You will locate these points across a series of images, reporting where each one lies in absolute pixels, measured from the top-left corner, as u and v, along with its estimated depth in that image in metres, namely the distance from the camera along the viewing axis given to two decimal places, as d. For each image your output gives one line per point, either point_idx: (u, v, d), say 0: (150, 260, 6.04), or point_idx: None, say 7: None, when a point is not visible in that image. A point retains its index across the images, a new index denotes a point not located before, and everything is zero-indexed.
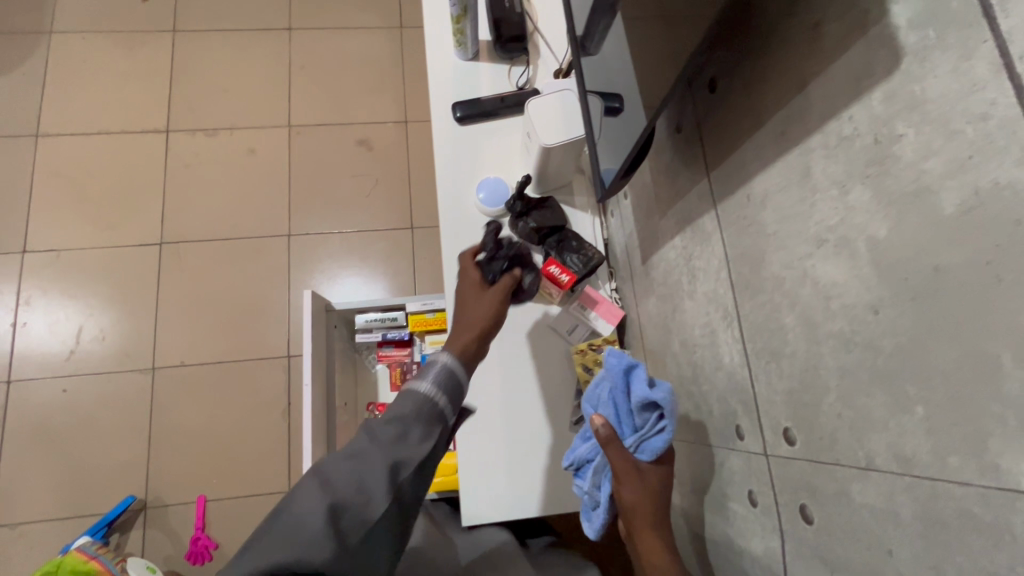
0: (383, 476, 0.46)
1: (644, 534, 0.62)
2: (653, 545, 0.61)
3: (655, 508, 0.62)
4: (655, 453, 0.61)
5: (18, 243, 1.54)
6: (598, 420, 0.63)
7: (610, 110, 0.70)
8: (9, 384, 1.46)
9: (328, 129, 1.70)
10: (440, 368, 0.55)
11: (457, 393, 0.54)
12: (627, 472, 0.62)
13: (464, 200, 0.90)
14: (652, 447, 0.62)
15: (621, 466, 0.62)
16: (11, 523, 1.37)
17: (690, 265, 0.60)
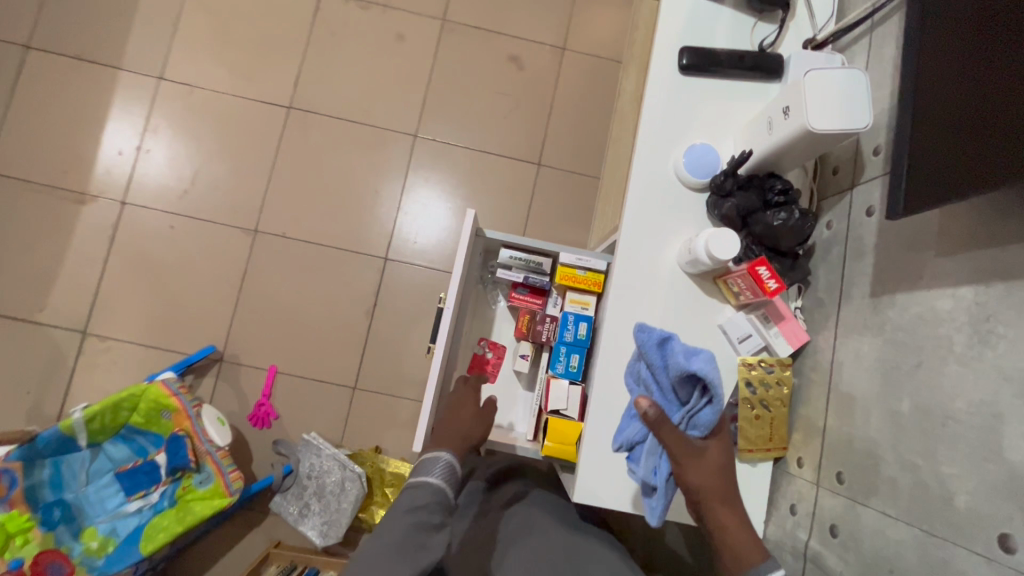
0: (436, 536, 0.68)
1: (713, 508, 0.65)
2: (726, 518, 0.65)
3: (721, 482, 0.65)
4: (706, 426, 0.64)
5: (157, 67, 1.52)
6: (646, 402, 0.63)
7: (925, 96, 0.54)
8: (123, 205, 1.48)
9: (482, 34, 1.57)
10: (446, 462, 0.74)
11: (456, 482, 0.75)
12: (686, 455, 0.64)
13: (661, 161, 0.80)
14: (704, 421, 0.64)
15: (678, 451, 0.64)
16: (101, 336, 1.43)
17: (980, 328, 0.50)
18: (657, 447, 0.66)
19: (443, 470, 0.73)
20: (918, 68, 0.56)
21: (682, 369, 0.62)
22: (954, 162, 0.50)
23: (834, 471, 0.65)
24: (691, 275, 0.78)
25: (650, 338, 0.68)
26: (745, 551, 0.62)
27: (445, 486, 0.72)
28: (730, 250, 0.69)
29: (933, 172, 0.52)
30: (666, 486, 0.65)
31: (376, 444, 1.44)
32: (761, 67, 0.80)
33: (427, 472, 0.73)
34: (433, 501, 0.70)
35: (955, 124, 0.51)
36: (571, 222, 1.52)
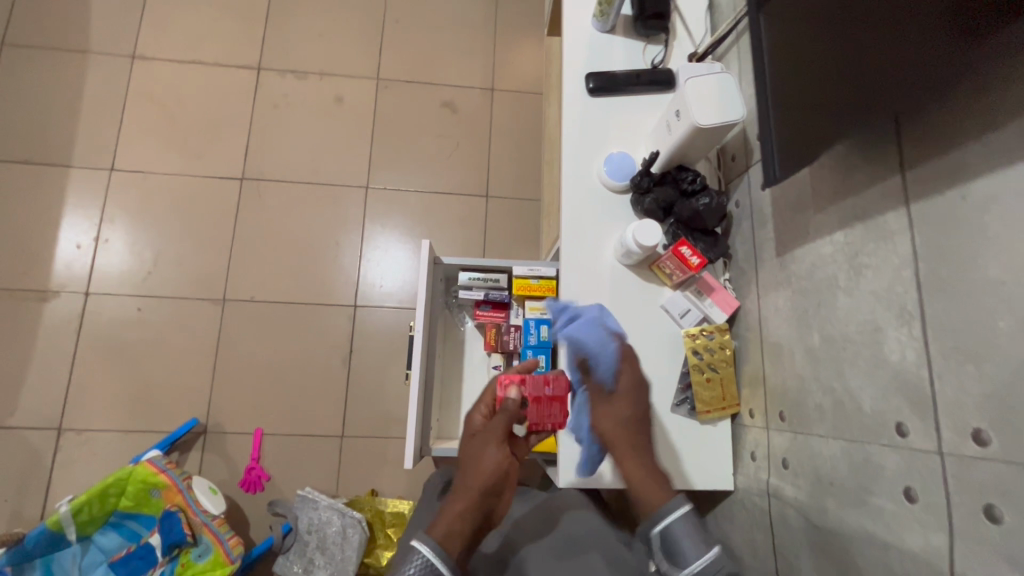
0: None
1: (623, 459, 0.67)
2: (631, 468, 0.65)
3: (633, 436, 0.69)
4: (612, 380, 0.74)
5: (107, 160, 1.57)
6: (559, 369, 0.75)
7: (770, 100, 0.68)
8: (87, 295, 1.50)
9: (415, 86, 1.70)
10: (422, 561, 0.56)
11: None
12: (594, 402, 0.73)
13: (586, 172, 0.90)
14: (609, 373, 0.75)
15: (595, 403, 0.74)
16: (77, 429, 1.42)
17: (853, 261, 0.60)
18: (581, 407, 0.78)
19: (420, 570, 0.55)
20: (761, 67, 0.70)
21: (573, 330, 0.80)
22: (801, 125, 0.62)
23: (778, 412, 0.73)
24: (630, 266, 0.87)
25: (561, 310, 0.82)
26: (656, 499, 0.62)
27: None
28: (654, 238, 0.79)
29: (791, 138, 0.64)
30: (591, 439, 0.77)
31: (372, 488, 1.46)
32: (656, 82, 0.92)
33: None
34: None
35: (797, 99, 0.64)
36: (526, 243, 1.62)
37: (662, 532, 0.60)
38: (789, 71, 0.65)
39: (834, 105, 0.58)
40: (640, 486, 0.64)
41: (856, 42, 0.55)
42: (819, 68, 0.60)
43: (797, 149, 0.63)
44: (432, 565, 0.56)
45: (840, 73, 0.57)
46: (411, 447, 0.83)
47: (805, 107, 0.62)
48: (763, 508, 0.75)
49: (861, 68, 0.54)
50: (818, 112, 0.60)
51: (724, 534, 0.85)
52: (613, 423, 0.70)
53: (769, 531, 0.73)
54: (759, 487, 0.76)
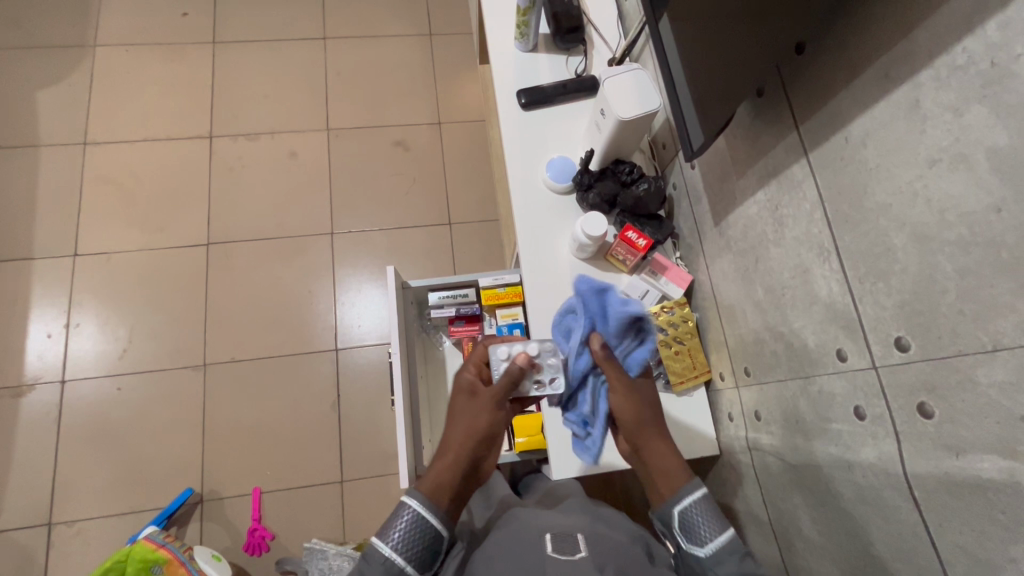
0: None
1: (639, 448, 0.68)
2: (649, 455, 0.67)
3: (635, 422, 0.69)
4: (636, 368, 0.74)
5: (69, 246, 1.58)
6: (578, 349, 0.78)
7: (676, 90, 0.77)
8: (64, 382, 1.48)
9: (364, 131, 1.76)
10: (411, 514, 0.65)
11: (422, 532, 0.65)
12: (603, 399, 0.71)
13: (532, 179, 0.96)
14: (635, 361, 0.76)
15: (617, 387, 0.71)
16: (69, 520, 1.39)
17: (776, 215, 0.66)
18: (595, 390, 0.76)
19: (410, 522, 0.65)
20: (669, 66, 0.78)
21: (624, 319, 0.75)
22: (703, 105, 0.70)
23: (742, 368, 0.78)
24: (586, 259, 0.92)
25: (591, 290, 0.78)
26: (675, 481, 0.65)
27: (398, 556, 0.63)
28: (601, 227, 0.85)
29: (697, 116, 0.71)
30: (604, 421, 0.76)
31: (379, 527, 1.44)
32: (582, 89, 1.00)
33: (386, 532, 0.65)
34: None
35: (698, 86, 0.72)
36: (494, 261, 1.67)
37: (681, 515, 0.64)
38: (689, 62, 0.73)
39: (726, 83, 0.65)
40: (661, 467, 0.67)
41: (736, 29, 0.63)
42: (708, 61, 0.69)
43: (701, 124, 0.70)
44: (420, 515, 0.65)
45: (727, 57, 0.65)
46: (405, 467, 0.84)
47: (706, 89, 0.70)
48: (748, 464, 0.78)
49: (743, 49, 0.62)
50: (715, 91, 0.67)
51: (723, 497, 0.88)
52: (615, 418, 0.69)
53: (758, 484, 0.76)
54: (741, 444, 0.79)
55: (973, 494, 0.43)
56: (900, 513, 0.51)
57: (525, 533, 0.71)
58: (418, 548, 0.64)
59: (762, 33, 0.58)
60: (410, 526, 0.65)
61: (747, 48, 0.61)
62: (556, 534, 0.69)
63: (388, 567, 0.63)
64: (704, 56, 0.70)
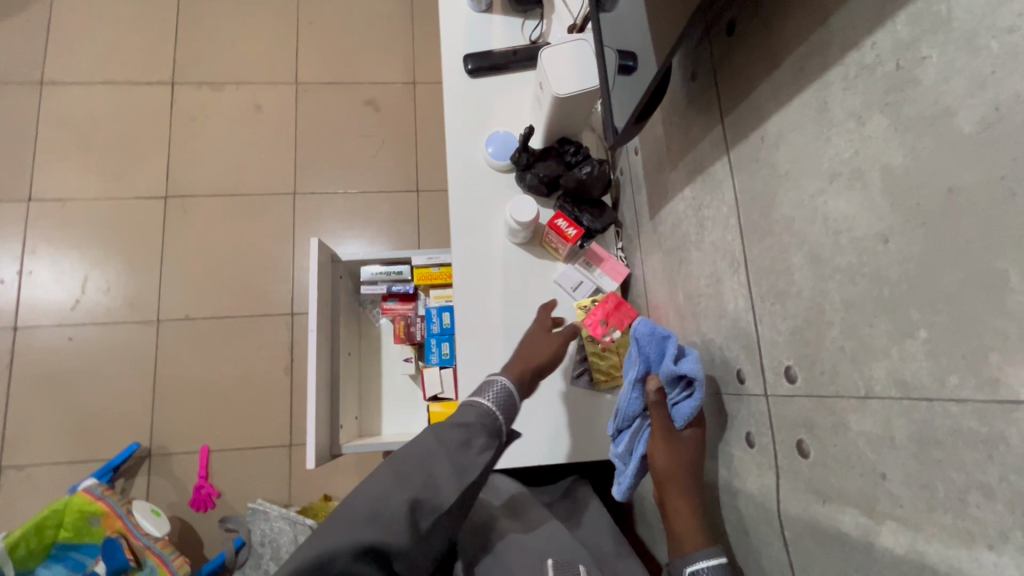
0: (474, 452, 0.58)
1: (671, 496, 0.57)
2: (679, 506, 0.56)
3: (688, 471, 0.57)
4: (686, 420, 0.57)
5: (23, 191, 1.54)
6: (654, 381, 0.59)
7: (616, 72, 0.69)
8: (16, 329, 1.47)
9: (335, 87, 1.68)
10: (500, 390, 0.64)
11: (510, 412, 0.64)
12: (657, 432, 0.58)
13: (471, 154, 0.90)
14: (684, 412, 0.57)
15: (658, 436, 0.58)
16: (18, 465, 1.40)
17: (699, 215, 0.60)
18: (639, 432, 0.62)
19: (500, 395, 0.63)
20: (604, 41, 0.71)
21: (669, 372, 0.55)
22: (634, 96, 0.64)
23: None
24: (520, 245, 0.87)
25: (649, 328, 0.60)
26: (691, 542, 0.55)
27: (496, 412, 0.62)
28: (530, 212, 0.79)
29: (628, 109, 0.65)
30: (635, 472, 0.62)
31: (324, 493, 1.45)
32: (534, 57, 0.92)
33: (481, 395, 0.63)
34: (482, 434, 0.59)
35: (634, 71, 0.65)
36: None
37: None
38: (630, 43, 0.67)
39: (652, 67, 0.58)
40: (681, 527, 0.56)
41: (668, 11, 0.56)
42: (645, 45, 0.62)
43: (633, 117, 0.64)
44: (509, 392, 0.64)
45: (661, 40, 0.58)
46: (311, 448, 0.81)
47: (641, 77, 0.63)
48: None
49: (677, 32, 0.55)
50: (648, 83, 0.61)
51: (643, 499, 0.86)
52: (669, 457, 0.57)
53: None
54: None
55: (831, 546, 0.40)
56: (772, 551, 0.48)
57: (521, 559, 0.66)
58: (507, 417, 0.63)
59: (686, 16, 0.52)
60: (500, 400, 0.63)
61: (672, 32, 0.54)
62: (559, 560, 0.65)
63: (487, 417, 0.61)
64: (646, 35, 0.63)
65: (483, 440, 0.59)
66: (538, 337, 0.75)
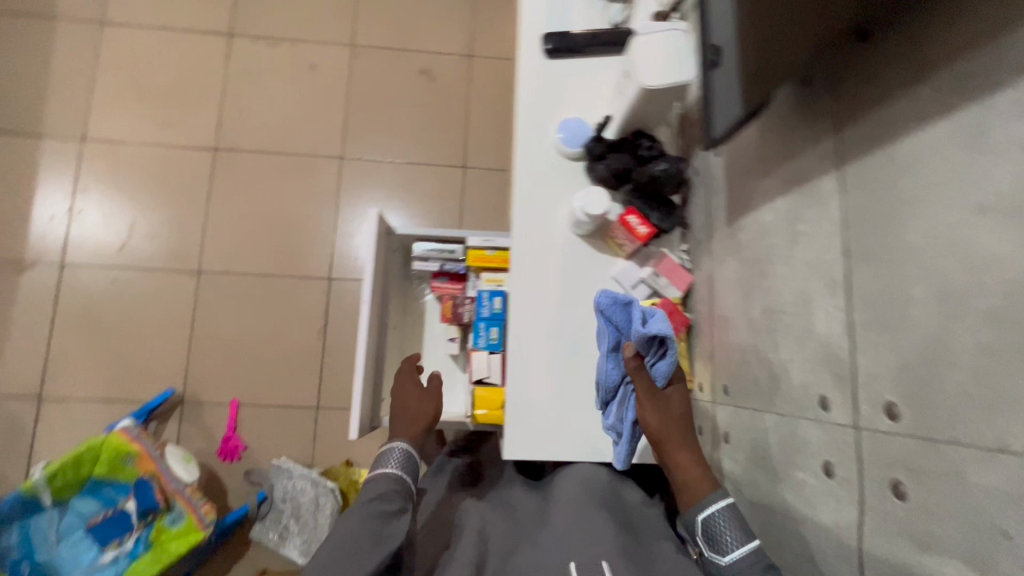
0: (392, 525, 0.70)
1: (672, 451, 0.66)
2: (682, 458, 0.66)
3: (678, 425, 0.67)
4: (664, 377, 0.67)
5: (78, 130, 1.55)
6: (629, 348, 0.67)
7: (712, 52, 0.64)
8: (63, 266, 1.50)
9: (390, 53, 1.64)
10: (401, 452, 0.76)
11: (412, 469, 0.77)
12: (644, 397, 0.67)
13: (540, 139, 0.87)
14: (662, 370, 0.67)
15: (642, 396, 0.68)
16: (57, 398, 1.44)
17: (792, 228, 0.58)
18: (627, 398, 0.73)
19: (401, 457, 0.76)
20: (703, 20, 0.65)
21: (639, 337, 0.65)
22: (737, 92, 0.59)
23: (722, 386, 0.72)
24: (583, 237, 0.85)
25: (612, 301, 0.69)
26: (699, 486, 0.64)
27: (401, 478, 0.74)
28: (602, 206, 0.77)
29: (728, 106, 0.61)
30: (631, 432, 0.72)
31: (347, 457, 1.47)
32: (616, 43, 0.88)
33: (383, 464, 0.76)
34: (393, 501, 0.71)
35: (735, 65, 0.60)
36: (503, 214, 1.60)
37: (704, 523, 0.61)
38: (728, 31, 0.61)
39: (766, 67, 0.54)
40: (686, 476, 0.65)
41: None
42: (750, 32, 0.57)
43: (733, 115, 0.60)
44: (410, 452, 0.77)
45: (772, 32, 0.53)
46: (355, 418, 0.81)
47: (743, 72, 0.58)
48: None
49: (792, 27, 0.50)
50: (754, 79, 0.56)
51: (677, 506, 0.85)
52: (660, 417, 0.67)
53: None
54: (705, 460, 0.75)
55: None
56: None
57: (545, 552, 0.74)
58: (411, 473, 0.76)
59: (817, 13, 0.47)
60: (402, 461, 0.76)
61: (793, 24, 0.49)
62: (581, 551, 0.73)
63: (394, 484, 0.73)
64: (746, 25, 0.58)
65: (396, 503, 0.72)
66: (413, 391, 0.83)
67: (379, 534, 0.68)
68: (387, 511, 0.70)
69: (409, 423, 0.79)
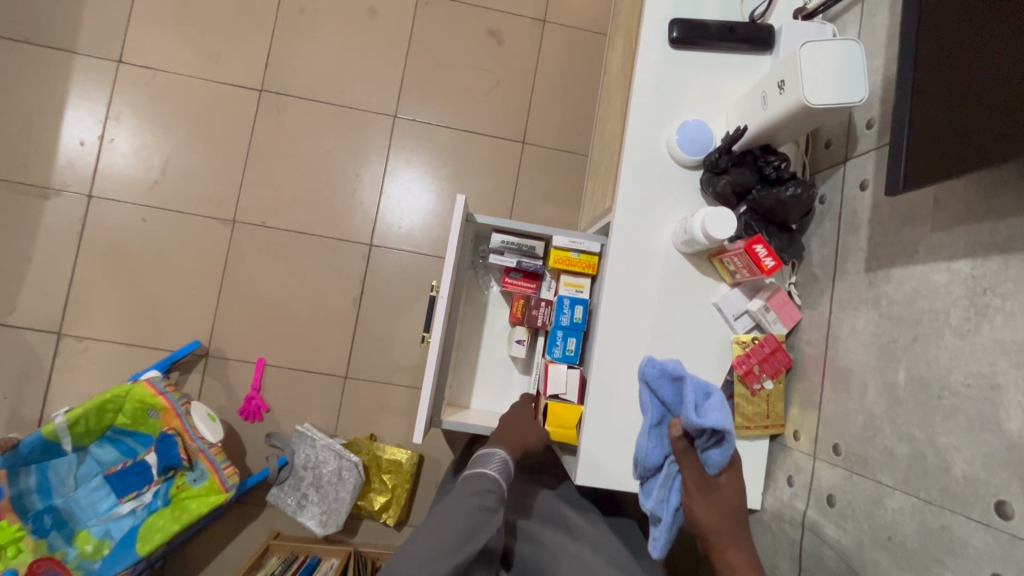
0: (483, 523, 0.66)
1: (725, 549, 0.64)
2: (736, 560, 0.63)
3: (732, 521, 0.64)
4: (715, 465, 0.62)
5: (115, 51, 1.43)
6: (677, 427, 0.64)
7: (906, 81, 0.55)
8: (90, 198, 1.41)
9: (458, 7, 1.51)
10: (500, 461, 0.72)
11: (507, 477, 0.73)
12: (694, 486, 0.65)
13: (654, 139, 0.78)
14: (715, 459, 0.62)
15: (692, 479, 0.65)
16: (78, 336, 1.38)
17: (978, 300, 0.51)
18: (670, 480, 0.67)
19: (500, 465, 0.72)
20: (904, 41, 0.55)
21: (692, 424, 0.60)
22: (979, 123, 0.48)
23: (830, 444, 0.66)
24: (687, 256, 0.77)
25: (660, 374, 0.66)
26: None
27: (501, 480, 0.71)
28: (726, 228, 0.69)
29: (953, 140, 0.50)
30: (672, 519, 0.67)
31: (371, 432, 1.43)
32: (752, 40, 0.78)
33: (485, 462, 0.73)
34: (487, 501, 0.68)
35: (975, 89, 0.48)
36: (558, 199, 1.51)
37: None
38: (966, 45, 0.49)
39: (1001, 111, 0.46)
40: None
41: None
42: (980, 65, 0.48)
43: (962, 151, 0.49)
44: (508, 462, 0.73)
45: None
46: (420, 421, 0.79)
47: (991, 101, 0.47)
48: (792, 539, 0.70)
49: None
50: (1013, 114, 0.45)
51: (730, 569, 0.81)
52: (717, 514, 0.64)
53: (797, 564, 0.68)
54: (794, 515, 0.70)
55: None
56: None
57: None
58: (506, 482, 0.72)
59: None
60: (501, 468, 0.72)
61: None
62: None
63: (491, 487, 0.70)
64: (986, 51, 0.48)
65: (489, 504, 0.68)
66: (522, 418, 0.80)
67: (469, 528, 0.65)
68: (483, 508, 0.67)
69: (509, 440, 0.76)
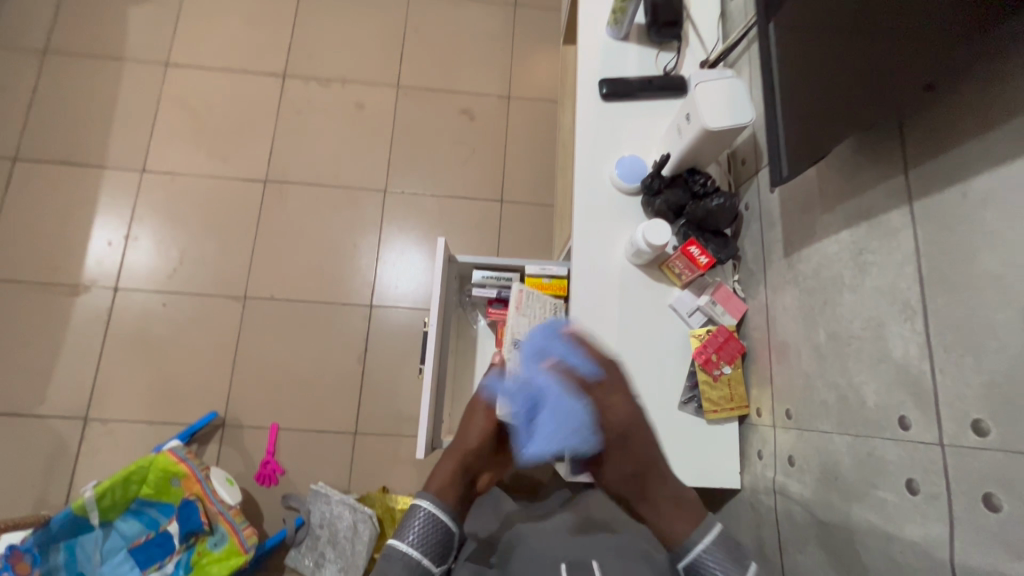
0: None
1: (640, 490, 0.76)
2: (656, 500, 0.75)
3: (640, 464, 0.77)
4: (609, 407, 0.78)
5: (139, 161, 1.64)
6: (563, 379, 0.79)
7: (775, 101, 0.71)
8: (116, 289, 1.56)
9: (434, 94, 1.74)
10: (423, 514, 0.73)
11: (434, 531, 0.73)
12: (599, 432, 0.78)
13: (598, 173, 0.93)
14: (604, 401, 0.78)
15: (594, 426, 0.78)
16: (102, 419, 1.47)
17: (859, 259, 0.62)
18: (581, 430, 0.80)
19: (422, 522, 0.73)
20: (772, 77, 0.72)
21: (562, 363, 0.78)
22: (818, 125, 0.62)
23: (784, 410, 0.74)
24: (639, 266, 0.89)
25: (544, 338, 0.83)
26: (687, 528, 0.72)
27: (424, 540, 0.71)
28: (662, 237, 0.81)
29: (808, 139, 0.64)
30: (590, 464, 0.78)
31: (382, 484, 1.48)
32: (668, 88, 0.95)
33: (404, 532, 0.72)
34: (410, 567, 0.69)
35: (815, 101, 0.63)
36: (539, 247, 1.65)
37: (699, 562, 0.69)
38: (807, 70, 0.65)
39: (834, 113, 0.60)
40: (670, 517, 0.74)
41: (850, 58, 0.58)
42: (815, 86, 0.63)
43: (813, 147, 0.63)
44: (434, 511, 0.74)
45: (867, 72, 0.56)
46: (423, 438, 0.87)
47: (824, 108, 0.62)
48: (770, 507, 0.75)
49: (884, 78, 0.54)
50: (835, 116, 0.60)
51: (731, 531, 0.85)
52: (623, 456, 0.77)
53: (778, 529, 0.74)
54: (767, 484, 0.76)
55: None
56: None
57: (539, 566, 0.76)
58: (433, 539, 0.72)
59: (882, 74, 0.54)
60: (422, 528, 0.72)
61: (858, 78, 0.57)
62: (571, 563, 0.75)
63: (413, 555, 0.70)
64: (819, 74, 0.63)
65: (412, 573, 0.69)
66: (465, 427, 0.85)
67: None
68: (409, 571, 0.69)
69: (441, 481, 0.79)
